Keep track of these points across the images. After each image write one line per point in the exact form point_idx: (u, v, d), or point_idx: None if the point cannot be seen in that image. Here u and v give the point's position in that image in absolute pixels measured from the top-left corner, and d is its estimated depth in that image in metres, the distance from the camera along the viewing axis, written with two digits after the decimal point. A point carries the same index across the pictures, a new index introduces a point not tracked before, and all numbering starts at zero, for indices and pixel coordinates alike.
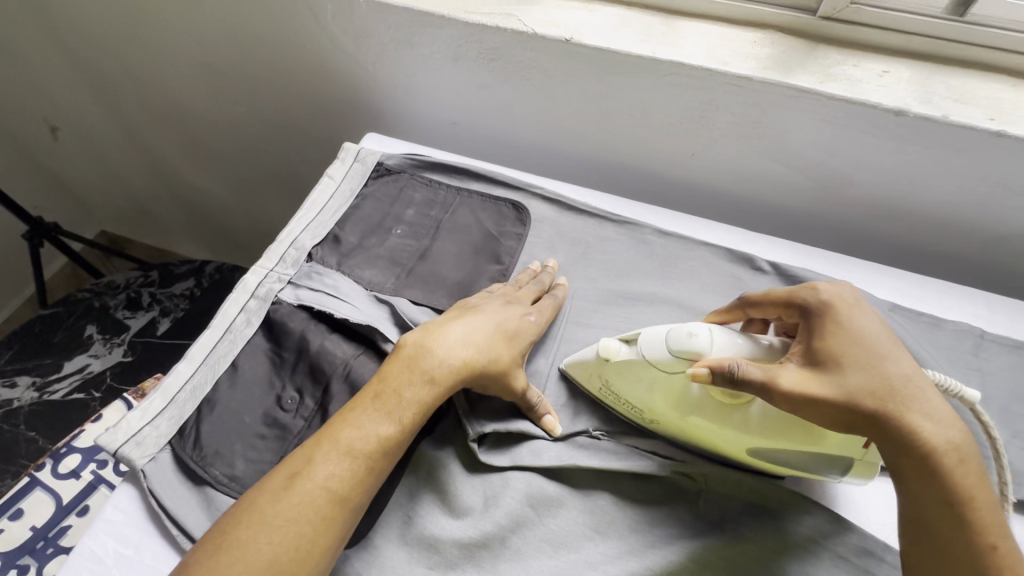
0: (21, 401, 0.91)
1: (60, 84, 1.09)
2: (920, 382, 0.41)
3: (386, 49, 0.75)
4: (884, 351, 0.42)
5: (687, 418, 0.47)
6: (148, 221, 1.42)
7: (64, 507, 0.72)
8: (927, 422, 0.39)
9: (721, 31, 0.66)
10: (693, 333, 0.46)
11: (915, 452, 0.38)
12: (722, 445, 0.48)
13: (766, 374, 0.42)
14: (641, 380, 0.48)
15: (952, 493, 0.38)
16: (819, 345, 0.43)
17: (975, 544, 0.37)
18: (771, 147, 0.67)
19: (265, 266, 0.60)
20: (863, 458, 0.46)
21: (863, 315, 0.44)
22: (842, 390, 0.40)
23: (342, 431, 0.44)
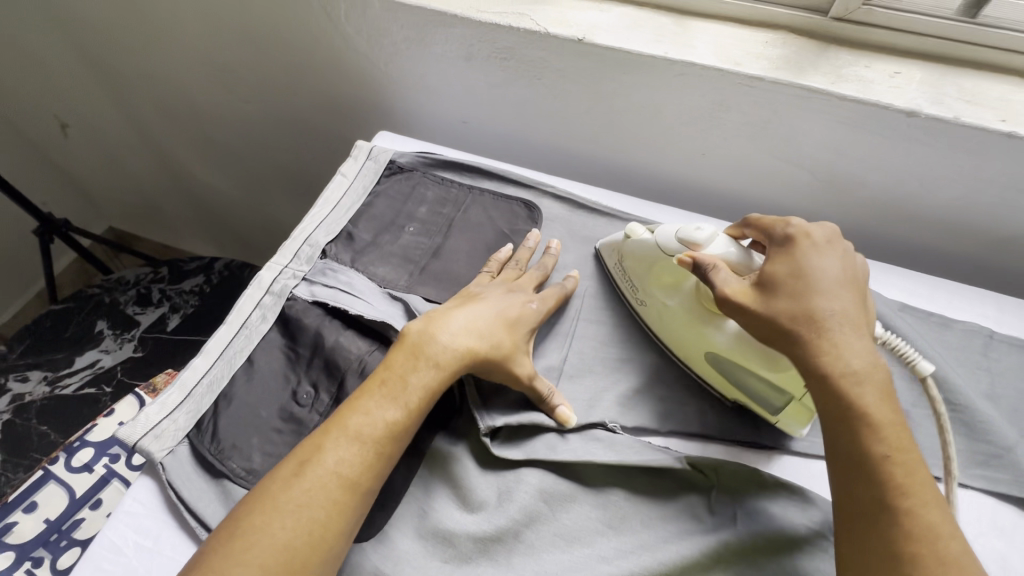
0: (33, 396, 0.91)
1: (71, 80, 1.09)
2: (841, 314, 0.42)
3: (398, 48, 0.75)
4: (821, 286, 0.44)
5: (669, 303, 0.55)
6: (157, 217, 1.43)
7: (78, 500, 0.73)
8: (834, 346, 0.41)
9: (733, 32, 0.66)
10: (702, 229, 0.51)
11: (812, 369, 0.41)
12: (685, 344, 0.54)
13: (722, 278, 0.47)
14: (647, 263, 0.56)
15: (845, 408, 0.39)
16: (767, 271, 0.46)
17: (867, 456, 0.38)
18: (781, 147, 0.67)
19: (280, 262, 0.60)
20: (801, 399, 0.49)
21: (817, 251, 0.46)
22: (767, 307, 0.44)
23: (350, 418, 0.45)
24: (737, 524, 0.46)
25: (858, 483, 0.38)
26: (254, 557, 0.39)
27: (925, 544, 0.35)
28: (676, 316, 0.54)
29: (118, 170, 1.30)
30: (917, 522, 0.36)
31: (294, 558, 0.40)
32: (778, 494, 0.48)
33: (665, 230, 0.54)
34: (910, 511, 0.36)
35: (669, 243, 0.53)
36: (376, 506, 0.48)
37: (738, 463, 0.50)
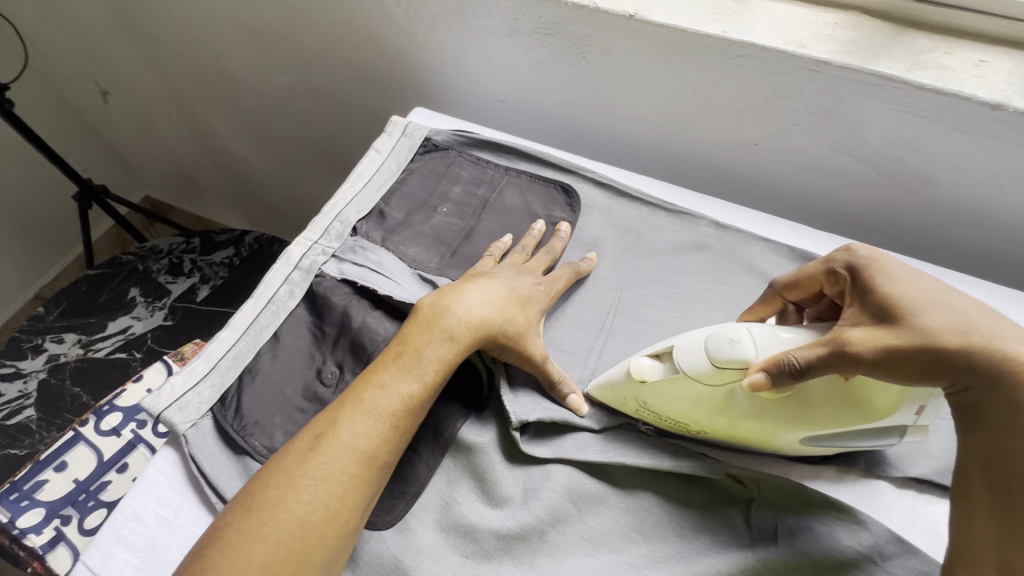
0: (67, 358, 0.95)
1: (112, 47, 1.10)
2: (992, 316, 0.39)
3: (438, 20, 0.72)
4: (944, 296, 0.40)
5: (737, 423, 0.45)
6: (191, 188, 1.45)
7: (105, 463, 0.74)
8: (1021, 349, 0.37)
9: (798, 11, 0.61)
10: (736, 340, 0.43)
11: (1004, 379, 0.36)
12: (772, 440, 0.45)
13: (834, 343, 0.39)
14: (682, 398, 0.45)
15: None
16: (878, 296, 0.41)
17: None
18: (842, 138, 0.63)
19: (310, 238, 0.59)
20: (915, 423, 0.43)
21: (908, 266, 0.43)
22: (919, 335, 0.38)
23: (365, 392, 0.44)
24: (778, 541, 0.43)
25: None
26: (272, 532, 0.38)
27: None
28: (750, 428, 0.44)
29: (155, 140, 1.31)
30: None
31: (311, 532, 0.39)
32: (823, 512, 0.44)
33: (686, 353, 0.44)
34: None
35: (701, 369, 0.43)
36: (398, 494, 0.46)
37: (781, 476, 0.46)
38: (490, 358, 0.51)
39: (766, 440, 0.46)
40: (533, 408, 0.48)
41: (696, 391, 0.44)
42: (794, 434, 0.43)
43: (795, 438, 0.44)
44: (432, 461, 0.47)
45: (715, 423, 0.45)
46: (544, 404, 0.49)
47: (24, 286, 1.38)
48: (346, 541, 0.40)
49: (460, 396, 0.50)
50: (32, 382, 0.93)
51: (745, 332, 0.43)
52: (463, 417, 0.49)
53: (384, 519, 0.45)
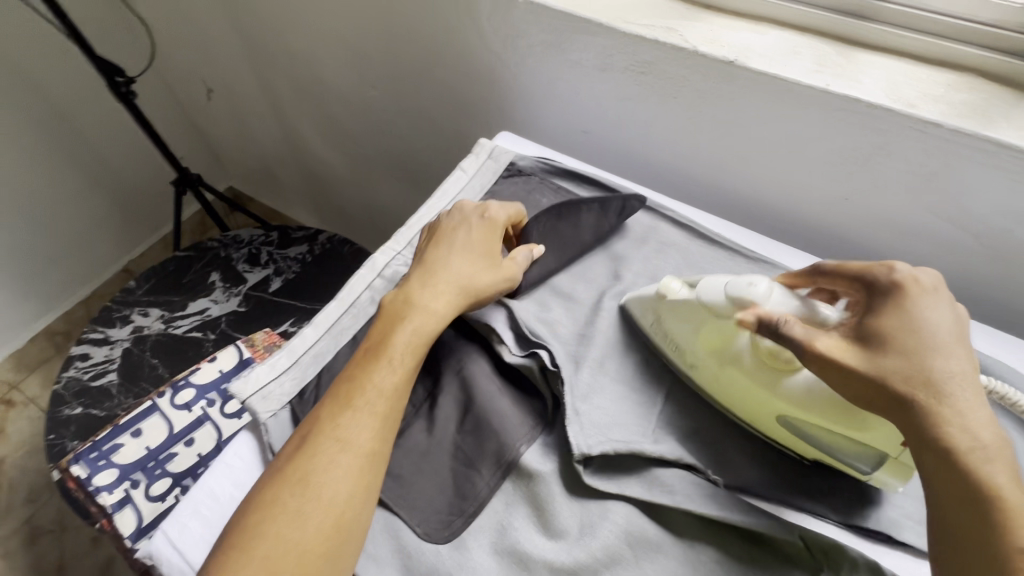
0: (150, 330, 1.04)
1: (222, 49, 1.19)
2: (961, 382, 0.39)
3: (533, 51, 0.75)
4: (936, 346, 0.41)
5: (724, 369, 0.50)
6: (272, 183, 1.54)
7: (174, 435, 0.79)
8: (955, 417, 0.38)
9: (907, 68, 0.60)
10: (755, 284, 0.48)
11: (933, 441, 0.38)
12: (753, 410, 0.49)
13: (805, 335, 0.43)
14: (692, 321, 0.52)
15: (972, 489, 0.37)
16: (870, 323, 0.42)
17: (997, 544, 0.35)
18: (943, 203, 0.60)
19: (394, 248, 0.61)
20: (897, 457, 0.44)
21: (933, 306, 0.42)
22: (874, 369, 0.40)
23: (342, 388, 0.46)
24: None
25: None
26: (272, 528, 0.40)
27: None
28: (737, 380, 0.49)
29: (248, 137, 1.41)
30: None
31: (309, 524, 0.40)
32: None
33: (711, 285, 0.50)
34: None
35: (716, 300, 0.49)
36: (456, 510, 0.47)
37: (855, 549, 0.44)
38: (559, 385, 0.50)
39: (744, 404, 0.50)
40: (597, 441, 0.47)
41: (707, 320, 0.51)
42: (774, 404, 0.47)
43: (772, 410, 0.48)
44: (493, 482, 0.48)
45: (706, 361, 0.51)
46: (616, 439, 0.48)
47: (115, 258, 1.50)
48: (353, 529, 0.42)
49: (525, 417, 0.51)
50: (117, 349, 1.01)
51: (763, 279, 0.48)
52: (527, 442, 0.49)
53: (441, 534, 0.46)
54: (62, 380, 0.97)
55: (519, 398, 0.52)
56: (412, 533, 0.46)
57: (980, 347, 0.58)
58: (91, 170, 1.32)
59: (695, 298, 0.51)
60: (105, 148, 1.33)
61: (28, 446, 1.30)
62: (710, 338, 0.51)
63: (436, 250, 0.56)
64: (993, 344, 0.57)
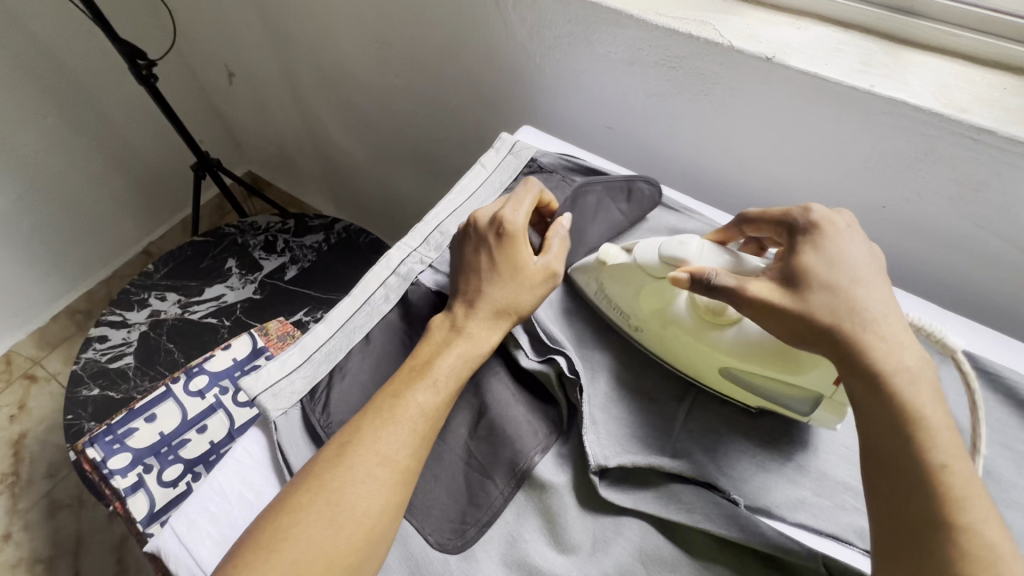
0: (167, 315, 1.04)
1: (242, 31, 1.18)
2: (887, 312, 0.41)
3: (559, 43, 0.72)
4: (855, 276, 0.42)
5: (666, 330, 0.51)
6: (290, 170, 1.53)
7: (187, 421, 0.80)
8: (882, 341, 0.39)
9: (957, 69, 0.56)
10: (686, 243, 0.49)
11: (857, 367, 0.39)
12: (696, 367, 0.51)
13: (738, 282, 0.44)
14: (631, 285, 0.53)
15: (896, 416, 0.38)
16: (794, 262, 0.44)
17: (914, 464, 0.36)
18: (990, 215, 0.56)
19: (410, 244, 0.60)
20: (831, 397, 0.45)
21: (849, 240, 0.44)
22: (801, 305, 0.41)
23: (388, 403, 0.45)
24: None
25: (908, 498, 0.36)
26: (304, 530, 0.39)
27: (981, 563, 0.33)
28: (682, 338, 0.51)
29: (267, 122, 1.40)
30: (971, 536, 0.34)
31: (343, 534, 0.39)
32: None
33: (645, 249, 0.52)
34: (964, 525, 0.34)
35: (651, 262, 0.51)
36: (470, 519, 0.46)
37: None
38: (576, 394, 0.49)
39: (689, 363, 0.51)
40: (614, 453, 0.46)
41: (646, 283, 0.52)
42: (715, 356, 0.49)
43: (715, 364, 0.49)
44: (506, 491, 0.46)
45: (648, 320, 0.52)
46: (629, 451, 0.47)
47: (135, 239, 1.51)
48: (382, 542, 0.41)
49: (540, 425, 0.49)
50: (134, 332, 1.02)
51: (695, 239, 0.50)
52: (541, 452, 0.48)
53: (453, 543, 0.45)
54: (80, 361, 0.98)
55: (533, 406, 0.51)
56: (424, 541, 0.45)
57: None
58: (112, 151, 1.33)
59: (631, 261, 0.52)
60: (127, 129, 1.33)
61: (50, 421, 1.33)
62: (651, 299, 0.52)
63: (470, 274, 0.52)
64: None
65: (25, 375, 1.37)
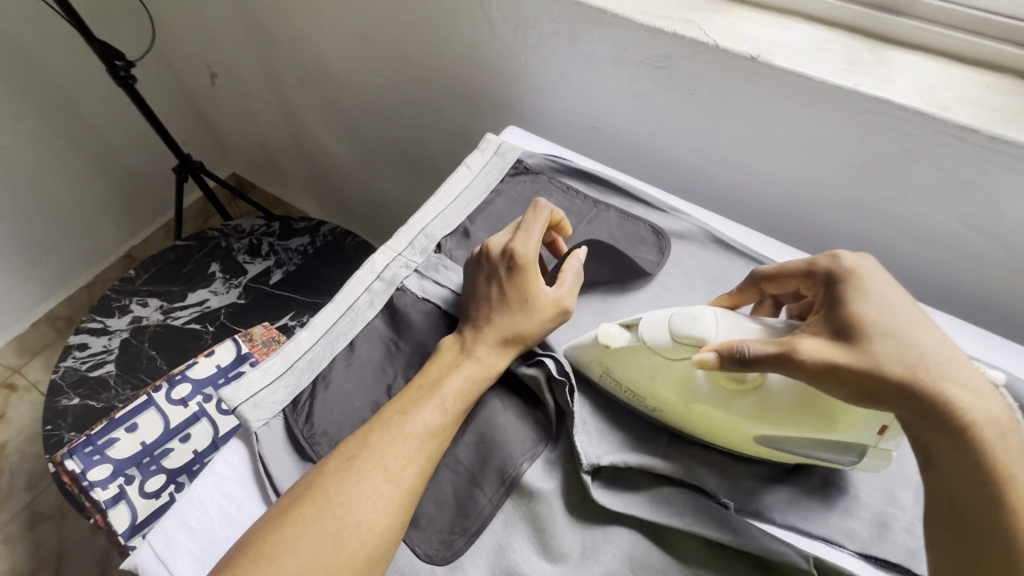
0: (149, 321, 1.02)
1: (223, 31, 1.16)
2: (960, 359, 0.39)
3: (544, 42, 0.71)
4: (914, 319, 0.40)
5: (691, 407, 0.46)
6: (275, 171, 1.51)
7: (170, 430, 0.78)
8: (966, 393, 0.37)
9: (940, 68, 0.56)
10: (698, 316, 0.45)
11: (944, 422, 0.37)
12: (732, 437, 0.46)
13: (782, 347, 0.41)
14: (641, 367, 0.48)
15: (985, 475, 0.35)
16: (842, 312, 0.42)
17: (1011, 531, 0.34)
18: (975, 213, 0.56)
19: (395, 249, 0.59)
20: (876, 445, 0.43)
21: (887, 284, 0.42)
22: (866, 359, 0.39)
23: (393, 418, 0.45)
24: None
25: (1003, 573, 0.33)
26: (306, 544, 0.39)
27: None
28: (707, 412, 0.46)
29: (251, 124, 1.38)
30: None
31: (344, 550, 0.39)
32: None
33: (653, 321, 0.47)
34: None
35: (661, 342, 0.46)
36: (458, 529, 0.45)
37: None
38: (564, 398, 0.48)
39: (722, 433, 0.47)
40: (605, 452, 0.47)
41: (656, 361, 0.47)
42: (750, 428, 0.44)
43: (752, 433, 0.45)
44: (496, 499, 0.46)
45: (669, 399, 0.47)
46: (618, 451, 0.47)
47: (117, 243, 1.48)
48: (381, 558, 0.41)
49: (529, 431, 0.48)
50: (115, 339, 1.00)
51: (707, 312, 0.46)
52: (531, 459, 0.47)
53: (442, 554, 0.44)
54: (60, 370, 0.96)
55: (522, 411, 0.50)
56: (412, 552, 0.45)
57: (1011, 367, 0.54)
58: (91, 153, 1.30)
59: (638, 342, 0.47)
60: (107, 132, 1.30)
61: (30, 431, 1.30)
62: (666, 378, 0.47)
63: (480, 301, 0.51)
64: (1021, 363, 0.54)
65: (4, 384, 1.34)
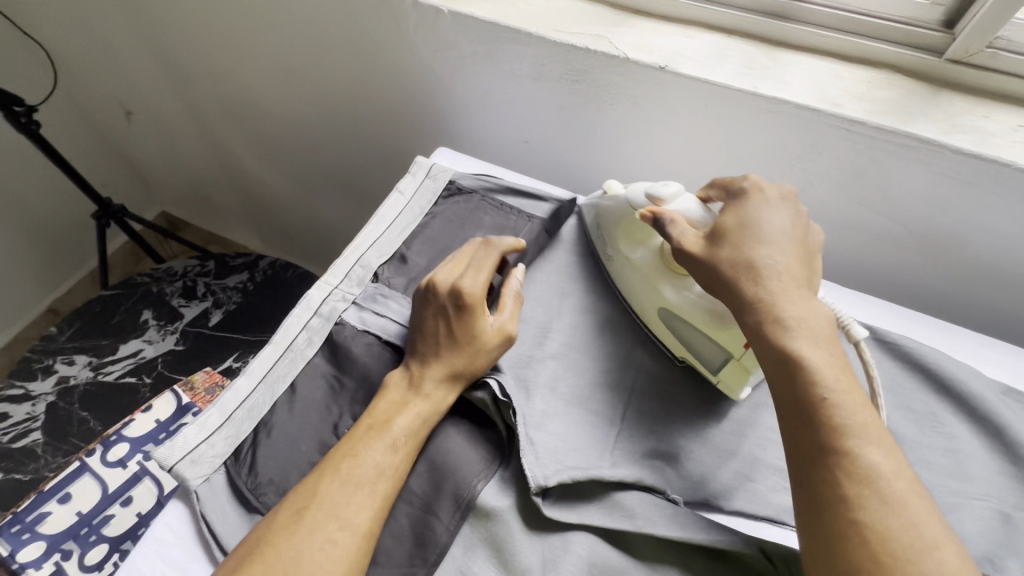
0: (77, 380, 0.95)
1: (137, 67, 1.11)
2: (784, 272, 0.44)
3: (465, 62, 0.72)
4: (766, 240, 0.46)
5: (632, 262, 0.57)
6: (208, 207, 1.45)
7: (109, 495, 0.72)
8: (773, 295, 0.43)
9: (830, 68, 0.61)
10: (668, 186, 0.52)
11: (751, 317, 0.43)
12: (643, 303, 0.56)
13: (676, 232, 0.49)
14: (619, 219, 0.58)
15: (784, 358, 0.40)
16: (721, 224, 0.48)
17: (801, 394, 0.39)
18: (872, 197, 0.61)
19: (331, 283, 0.58)
20: (740, 359, 0.50)
21: (771, 211, 0.48)
22: (711, 258, 0.46)
23: (342, 462, 0.44)
24: None
25: (807, 434, 0.38)
26: None
27: (864, 479, 0.35)
28: (639, 274, 0.56)
29: (175, 159, 1.32)
30: (855, 458, 0.36)
31: None
32: None
33: (636, 188, 0.56)
34: (847, 449, 0.36)
35: (637, 198, 0.55)
36: (418, 561, 0.45)
37: None
38: (511, 416, 0.49)
39: (638, 296, 0.57)
40: (553, 471, 0.46)
41: (629, 217, 0.57)
42: (659, 294, 0.54)
43: (656, 300, 0.54)
44: (452, 525, 0.45)
45: (622, 251, 0.58)
46: (572, 464, 0.47)
47: (37, 298, 1.38)
48: None
49: (481, 452, 0.48)
50: (40, 404, 0.92)
51: (678, 186, 0.52)
52: (484, 479, 0.47)
53: None
54: None
55: (472, 434, 0.50)
56: None
57: (919, 334, 0.59)
58: None
59: (625, 198, 0.57)
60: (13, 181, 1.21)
61: None
62: (631, 231, 0.58)
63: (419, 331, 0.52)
64: (927, 330, 0.59)
65: None
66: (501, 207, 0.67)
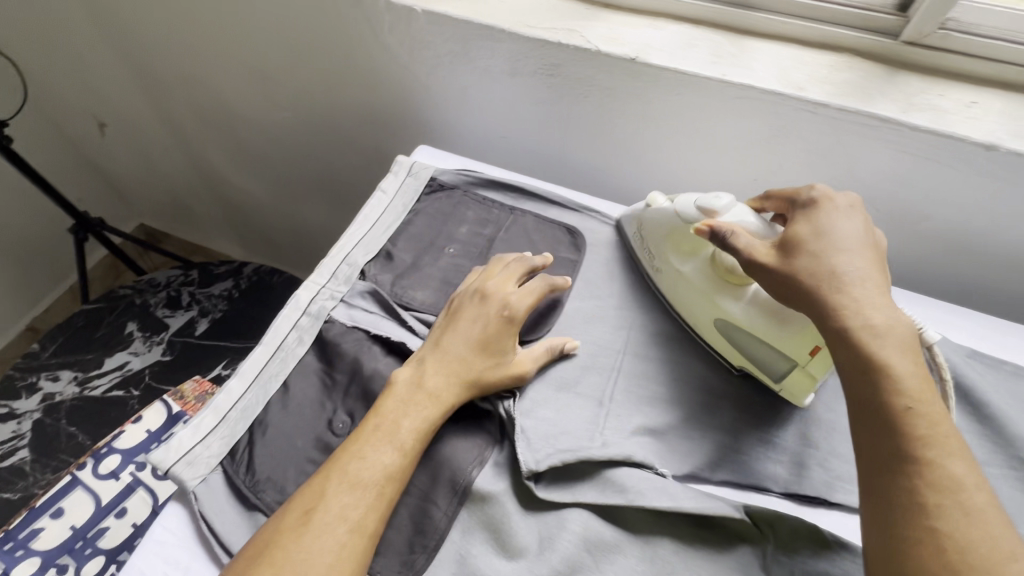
0: (63, 396, 0.94)
1: (109, 78, 1.10)
2: (864, 279, 0.43)
3: (441, 60, 0.73)
4: (842, 248, 0.45)
5: (682, 273, 0.56)
6: (188, 217, 1.44)
7: (103, 507, 0.72)
8: (856, 303, 0.41)
9: (793, 54, 0.63)
10: (721, 198, 0.53)
11: (831, 325, 0.41)
12: (697, 315, 0.56)
13: (744, 243, 0.47)
14: (666, 231, 0.58)
15: (866, 365, 0.39)
16: (791, 233, 0.47)
17: (874, 400, 0.38)
18: (838, 176, 0.64)
19: (317, 282, 0.59)
20: (807, 367, 0.49)
21: (840, 219, 0.47)
22: (787, 267, 0.45)
23: (349, 464, 0.44)
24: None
25: (883, 442, 0.37)
26: None
27: (945, 490, 0.34)
28: (690, 286, 0.56)
29: (153, 169, 1.31)
30: (936, 469, 0.35)
31: None
32: (837, 551, 0.44)
33: (685, 200, 0.56)
34: (930, 460, 0.35)
35: (688, 211, 0.55)
36: (418, 548, 0.46)
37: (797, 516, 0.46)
38: None
39: (690, 308, 0.56)
40: (544, 455, 0.48)
41: (679, 228, 0.57)
42: (714, 306, 0.53)
43: (711, 312, 0.54)
44: (450, 511, 0.47)
45: (671, 264, 0.58)
46: (560, 448, 0.48)
47: (15, 316, 1.36)
48: None
49: (477, 441, 0.50)
50: (26, 422, 0.91)
51: (729, 198, 0.53)
52: (479, 465, 0.48)
53: None
54: None
55: (466, 424, 0.51)
56: None
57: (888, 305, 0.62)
58: None
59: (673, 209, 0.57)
60: None
61: None
62: (680, 243, 0.57)
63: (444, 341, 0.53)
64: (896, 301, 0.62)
65: None
66: (483, 201, 0.68)
